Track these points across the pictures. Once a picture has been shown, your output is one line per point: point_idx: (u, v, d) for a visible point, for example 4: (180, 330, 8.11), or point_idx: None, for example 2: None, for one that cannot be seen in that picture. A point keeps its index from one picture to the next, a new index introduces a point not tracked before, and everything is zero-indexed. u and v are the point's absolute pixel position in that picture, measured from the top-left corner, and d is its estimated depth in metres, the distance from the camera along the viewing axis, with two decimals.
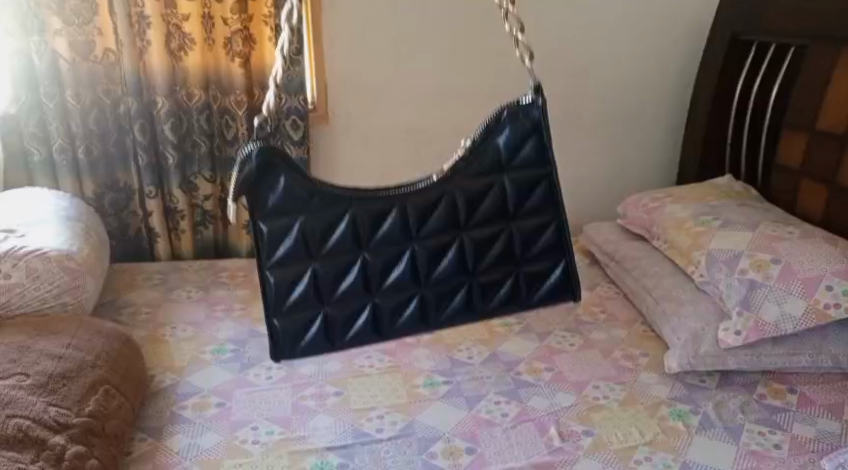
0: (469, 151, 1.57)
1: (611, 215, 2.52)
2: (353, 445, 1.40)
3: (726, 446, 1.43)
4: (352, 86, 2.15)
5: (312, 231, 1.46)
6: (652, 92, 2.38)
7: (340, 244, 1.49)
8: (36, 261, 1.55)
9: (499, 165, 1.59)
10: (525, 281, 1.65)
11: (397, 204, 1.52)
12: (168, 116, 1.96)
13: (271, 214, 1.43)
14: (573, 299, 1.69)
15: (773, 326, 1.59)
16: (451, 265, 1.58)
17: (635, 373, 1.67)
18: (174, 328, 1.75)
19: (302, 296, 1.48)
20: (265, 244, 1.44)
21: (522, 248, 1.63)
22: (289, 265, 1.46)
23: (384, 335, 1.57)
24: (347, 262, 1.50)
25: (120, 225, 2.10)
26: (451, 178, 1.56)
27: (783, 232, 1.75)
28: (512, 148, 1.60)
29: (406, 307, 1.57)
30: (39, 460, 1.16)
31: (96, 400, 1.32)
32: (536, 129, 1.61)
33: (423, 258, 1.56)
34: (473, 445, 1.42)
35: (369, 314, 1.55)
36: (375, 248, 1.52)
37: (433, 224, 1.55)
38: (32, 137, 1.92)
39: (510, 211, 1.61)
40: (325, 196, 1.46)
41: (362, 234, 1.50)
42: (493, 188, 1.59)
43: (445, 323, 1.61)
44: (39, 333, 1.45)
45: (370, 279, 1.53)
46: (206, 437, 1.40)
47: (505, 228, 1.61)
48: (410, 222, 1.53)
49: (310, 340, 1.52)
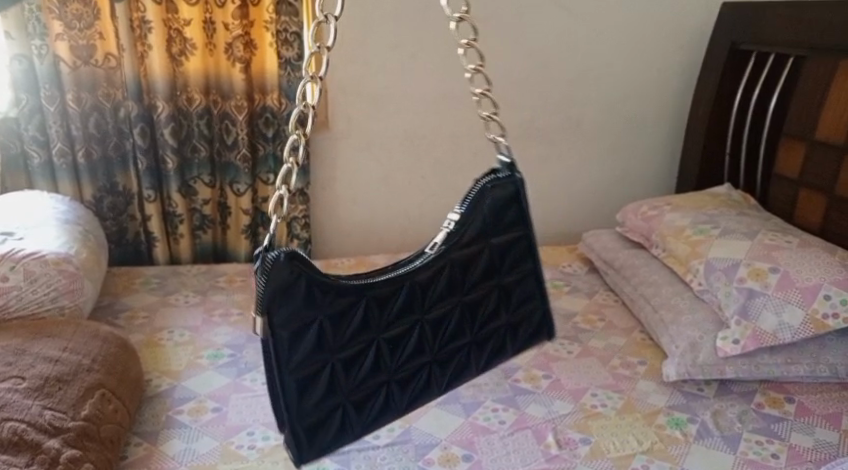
0: (458, 224, 1.30)
1: (609, 222, 2.52)
2: (350, 451, 1.40)
3: (723, 455, 1.43)
4: (353, 92, 2.16)
5: (328, 326, 1.16)
6: (651, 100, 2.38)
7: (353, 335, 1.19)
8: (34, 264, 1.55)
9: (483, 233, 1.32)
10: (509, 333, 1.37)
11: (406, 284, 1.22)
12: (168, 121, 1.96)
13: (286, 318, 1.12)
14: (549, 338, 1.44)
15: (771, 335, 1.60)
16: (458, 331, 1.29)
17: (633, 381, 1.67)
18: (171, 332, 1.75)
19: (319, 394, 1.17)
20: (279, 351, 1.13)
21: (507, 302, 1.36)
22: (303, 367, 1.15)
23: (398, 412, 1.26)
24: (363, 350, 1.20)
25: (118, 229, 2.10)
26: (450, 248, 1.28)
27: (782, 241, 1.75)
28: (493, 216, 1.33)
29: (414, 382, 1.27)
30: (34, 464, 1.16)
31: (92, 403, 1.32)
32: (515, 198, 1.35)
33: (429, 332, 1.26)
34: (470, 452, 1.42)
35: (381, 399, 1.24)
36: (386, 329, 1.22)
37: (437, 291, 1.26)
38: (32, 140, 1.92)
39: (497, 269, 1.34)
40: (339, 288, 1.16)
41: (373, 318, 1.20)
42: (483, 253, 1.31)
43: (448, 388, 1.31)
44: (37, 336, 1.45)
45: (384, 358, 1.22)
46: (203, 441, 1.40)
47: (494, 287, 1.34)
48: (418, 298, 1.24)
49: (329, 442, 1.20)
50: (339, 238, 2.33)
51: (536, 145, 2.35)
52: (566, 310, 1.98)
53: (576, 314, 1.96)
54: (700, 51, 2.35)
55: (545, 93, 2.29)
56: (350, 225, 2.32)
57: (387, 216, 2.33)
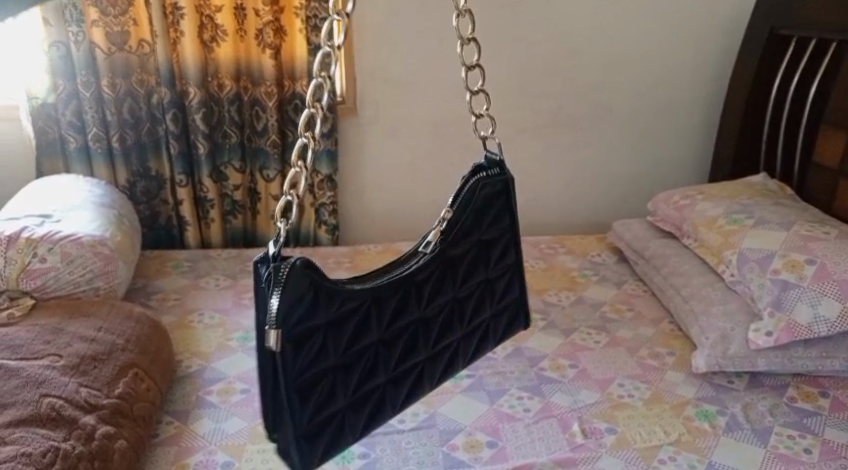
0: (448, 223, 1.19)
1: (641, 211, 2.49)
2: (375, 435, 1.42)
3: (753, 448, 1.41)
4: (381, 79, 2.17)
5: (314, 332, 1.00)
6: (686, 85, 2.34)
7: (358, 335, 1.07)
8: (71, 246, 1.59)
9: (470, 229, 1.22)
10: (488, 329, 1.29)
11: (403, 287, 1.12)
12: (199, 106, 1.98)
13: (291, 329, 0.97)
14: (524, 325, 1.35)
15: (806, 328, 1.56)
16: (443, 331, 1.19)
17: (661, 372, 1.65)
18: (202, 315, 1.79)
19: (330, 409, 1.04)
20: (288, 367, 0.97)
21: (493, 293, 1.28)
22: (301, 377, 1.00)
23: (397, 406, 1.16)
24: (363, 357, 1.08)
25: (152, 214, 2.14)
26: (445, 246, 1.18)
27: (820, 232, 1.71)
28: (481, 208, 1.23)
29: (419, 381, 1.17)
30: (71, 438, 1.19)
31: (125, 382, 1.36)
32: (504, 189, 1.26)
33: (428, 335, 1.17)
34: (495, 439, 1.42)
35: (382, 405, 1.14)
36: (385, 333, 1.10)
37: (431, 294, 1.16)
38: (69, 126, 1.97)
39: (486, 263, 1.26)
40: (343, 291, 1.03)
41: (372, 323, 1.08)
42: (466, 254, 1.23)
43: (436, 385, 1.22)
44: (73, 316, 1.49)
45: (383, 367, 1.11)
46: (231, 421, 1.43)
47: (481, 286, 1.26)
48: (414, 300, 1.14)
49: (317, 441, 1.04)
50: (364, 221, 2.34)
51: (566, 132, 2.33)
52: (594, 299, 1.96)
53: (603, 303, 1.94)
54: (738, 37, 2.30)
55: (576, 80, 2.27)
56: (374, 211, 2.33)
57: (410, 206, 2.34)
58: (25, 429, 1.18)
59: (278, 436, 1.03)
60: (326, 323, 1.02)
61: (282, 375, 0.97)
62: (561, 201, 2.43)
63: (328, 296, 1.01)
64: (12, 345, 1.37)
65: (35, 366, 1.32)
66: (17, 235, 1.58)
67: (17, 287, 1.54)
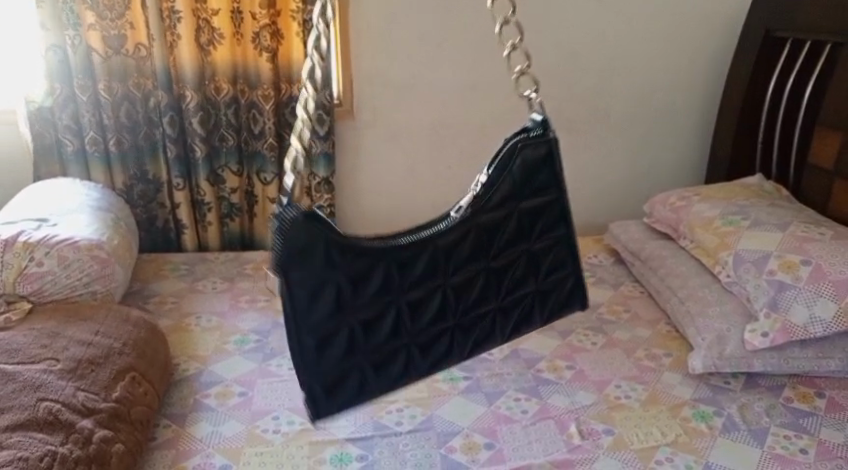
0: (484, 187, 1.37)
1: (638, 213, 2.50)
2: (372, 437, 1.42)
3: (749, 448, 1.42)
4: (378, 82, 2.17)
5: (331, 287, 1.22)
6: (682, 87, 2.35)
7: (376, 292, 1.28)
8: (68, 249, 1.59)
9: (513, 196, 1.39)
10: (538, 299, 1.46)
11: (424, 249, 1.32)
12: (196, 110, 1.98)
13: (303, 276, 1.19)
14: (582, 307, 1.52)
15: (802, 329, 1.57)
16: (476, 299, 1.39)
17: (658, 373, 1.66)
18: (199, 318, 1.78)
19: (341, 355, 1.27)
20: (296, 309, 1.21)
21: (539, 265, 1.45)
22: (321, 327, 1.23)
23: (413, 373, 1.35)
24: (385, 311, 1.30)
25: (149, 217, 2.14)
26: (476, 211, 1.36)
27: (815, 233, 1.71)
28: (525, 176, 1.39)
29: (440, 342, 1.37)
30: (68, 442, 1.19)
31: (123, 386, 1.36)
32: (546, 155, 1.41)
33: (452, 297, 1.36)
34: (492, 441, 1.43)
35: (402, 361, 1.34)
36: (406, 293, 1.32)
37: (460, 258, 1.35)
38: (66, 129, 1.97)
39: (526, 233, 1.42)
40: (356, 249, 1.24)
41: (393, 281, 1.30)
42: (508, 220, 1.39)
43: (471, 353, 1.41)
44: (70, 320, 1.49)
45: (402, 323, 1.32)
46: (229, 424, 1.43)
47: (520, 254, 1.42)
48: (437, 261, 1.33)
49: (333, 392, 1.28)
50: (362, 224, 2.34)
51: (562, 134, 2.33)
52: (591, 300, 1.97)
53: (600, 305, 1.95)
54: (734, 39, 2.31)
55: (572, 82, 2.27)
56: (372, 213, 2.33)
57: (408, 208, 2.34)
58: (22, 434, 1.18)
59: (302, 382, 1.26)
60: (335, 276, 1.22)
61: (297, 322, 1.21)
62: None
63: (340, 252, 1.22)
64: (9, 350, 1.37)
65: (32, 370, 1.32)
66: (14, 239, 1.58)
67: (13, 291, 1.53)
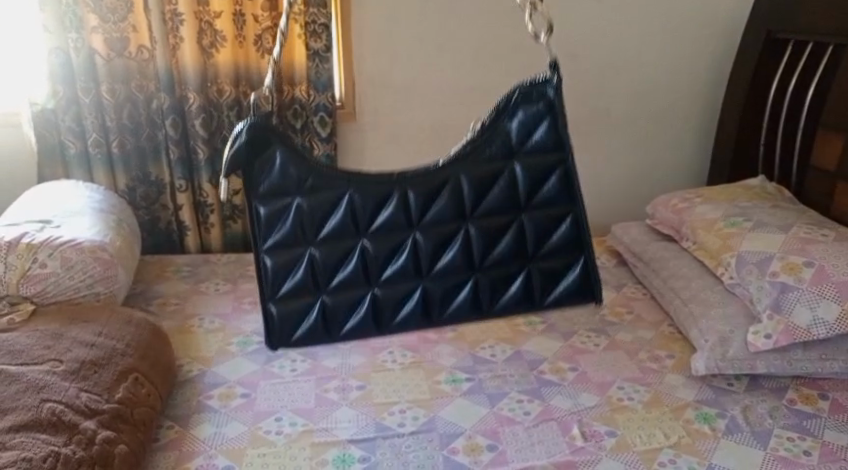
0: (480, 132, 1.71)
1: (640, 215, 2.50)
2: (375, 438, 1.43)
3: (752, 450, 1.42)
4: (380, 84, 2.17)
5: (309, 215, 1.64)
6: (684, 89, 2.35)
7: (338, 232, 1.66)
8: (71, 251, 1.59)
9: (509, 151, 1.72)
10: (538, 276, 1.79)
11: (398, 189, 1.68)
12: (199, 112, 1.99)
13: (267, 197, 1.62)
14: (595, 301, 1.83)
15: (805, 330, 1.56)
16: (453, 262, 1.73)
17: (661, 375, 1.65)
18: (202, 319, 1.79)
19: (299, 283, 1.66)
20: (264, 224, 1.63)
21: (537, 242, 1.76)
22: (284, 250, 1.64)
23: (383, 330, 1.74)
24: (346, 249, 1.67)
25: (151, 219, 2.14)
26: (457, 165, 1.71)
27: (818, 235, 1.71)
28: (524, 133, 1.72)
29: (405, 302, 1.73)
30: (71, 443, 1.20)
31: (125, 387, 1.36)
32: (549, 108, 1.72)
33: (423, 248, 1.70)
34: (495, 442, 1.43)
35: (368, 303, 1.71)
36: (380, 242, 1.69)
37: (437, 209, 1.70)
38: (69, 131, 1.98)
39: (520, 201, 1.74)
40: (320, 177, 1.64)
41: (359, 222, 1.67)
42: (502, 173, 1.72)
43: (445, 320, 1.77)
44: (73, 321, 1.49)
45: (368, 266, 1.69)
46: (232, 425, 1.43)
47: (516, 218, 1.75)
48: (411, 210, 1.69)
49: (296, 327, 1.68)
50: None
51: None
52: None
53: (603, 306, 1.94)
54: (736, 41, 2.31)
55: (574, 84, 2.28)
56: None
57: None
58: (26, 434, 1.19)
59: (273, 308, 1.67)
60: (301, 197, 1.63)
61: (258, 245, 1.64)
62: None
63: (303, 178, 1.62)
64: (12, 351, 1.38)
65: (35, 371, 1.32)
66: (17, 241, 1.58)
67: (16, 293, 1.54)
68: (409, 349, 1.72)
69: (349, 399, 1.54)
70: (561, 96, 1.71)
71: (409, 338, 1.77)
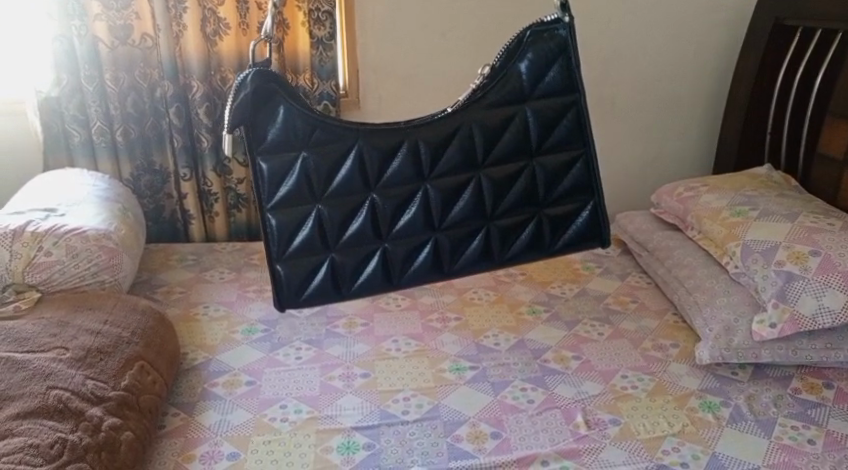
0: (488, 78, 1.52)
1: (646, 204, 2.48)
2: (379, 426, 1.44)
3: (756, 438, 1.42)
4: (384, 73, 2.17)
5: (315, 168, 1.44)
6: (689, 77, 2.34)
7: (347, 184, 1.47)
8: (75, 239, 1.60)
9: (520, 96, 1.53)
10: (549, 225, 1.60)
11: (408, 140, 1.48)
12: (203, 100, 1.99)
13: (271, 150, 1.42)
14: (600, 244, 1.64)
15: (810, 319, 1.56)
16: (471, 212, 1.54)
17: (664, 363, 1.65)
18: (207, 308, 1.79)
19: (308, 239, 1.47)
20: (269, 181, 1.43)
21: (547, 185, 1.57)
22: (292, 207, 1.45)
23: (396, 283, 1.55)
24: (353, 199, 1.48)
25: (156, 208, 2.15)
26: (468, 109, 1.51)
27: (823, 224, 1.70)
28: (535, 77, 1.53)
29: (419, 253, 1.54)
30: (78, 430, 1.21)
31: (131, 375, 1.36)
32: (561, 49, 1.53)
33: (435, 201, 1.52)
34: (498, 430, 1.44)
35: (379, 260, 1.52)
36: (386, 191, 1.49)
37: (447, 161, 1.51)
38: (73, 119, 1.98)
39: (534, 148, 1.55)
40: (328, 130, 1.44)
41: (370, 174, 1.48)
42: (514, 119, 1.53)
43: (461, 269, 1.58)
44: (78, 309, 1.49)
45: (379, 222, 1.50)
46: (236, 413, 1.44)
47: (528, 165, 1.56)
48: (422, 160, 1.50)
49: (302, 291, 1.50)
50: None
51: None
52: (597, 291, 1.96)
53: (607, 296, 1.94)
54: (742, 29, 2.30)
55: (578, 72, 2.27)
56: None
57: None
58: (33, 421, 1.20)
59: (280, 267, 1.48)
60: (309, 150, 1.44)
61: (263, 202, 1.45)
62: None
63: (310, 129, 1.43)
64: (19, 339, 1.38)
65: (42, 359, 1.33)
66: (22, 229, 1.59)
67: (22, 281, 1.54)
68: (413, 338, 1.72)
69: (353, 386, 1.54)
70: (574, 35, 1.52)
71: (412, 328, 1.77)
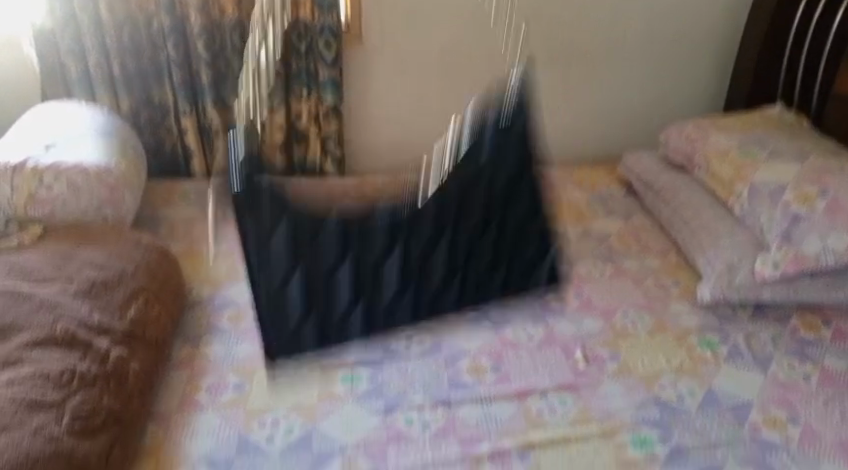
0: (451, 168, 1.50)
1: (651, 142, 2.46)
2: (382, 361, 1.49)
3: (751, 375, 1.45)
4: (387, 5, 2.13)
5: (316, 271, 1.32)
6: (701, 12, 2.28)
7: (338, 281, 1.36)
8: (75, 174, 1.59)
9: (488, 192, 1.46)
10: (517, 274, 1.55)
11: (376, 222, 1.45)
12: (202, 34, 1.96)
13: (264, 226, 1.25)
14: (548, 282, 1.63)
15: (814, 258, 1.54)
16: (451, 255, 1.47)
17: (666, 302, 1.67)
18: (209, 243, 1.81)
19: (304, 307, 1.32)
20: (259, 254, 1.25)
21: (517, 243, 1.50)
22: (279, 302, 1.29)
23: (374, 327, 1.48)
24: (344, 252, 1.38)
25: (156, 142, 2.14)
26: (439, 196, 1.48)
27: (833, 165, 1.68)
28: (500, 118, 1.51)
29: (397, 307, 1.49)
30: (86, 360, 1.25)
31: (137, 307, 1.39)
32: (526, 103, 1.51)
33: (413, 252, 1.45)
34: (498, 365, 1.48)
35: (362, 313, 1.44)
36: (374, 253, 1.42)
37: (425, 210, 1.47)
38: (68, 52, 1.97)
39: (501, 220, 1.48)
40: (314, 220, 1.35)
41: (354, 248, 1.41)
42: (472, 210, 1.47)
43: (433, 311, 1.54)
44: (82, 242, 1.52)
45: (365, 276, 1.41)
46: (242, 346, 1.48)
47: (493, 227, 1.48)
48: (381, 228, 1.45)
49: (293, 347, 1.36)
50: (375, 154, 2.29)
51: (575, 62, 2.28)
52: (601, 231, 1.94)
53: (610, 235, 1.93)
54: None
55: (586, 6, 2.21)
56: (383, 142, 2.26)
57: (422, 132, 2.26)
58: (42, 352, 1.24)
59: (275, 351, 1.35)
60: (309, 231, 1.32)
61: (258, 303, 1.30)
62: (569, 136, 2.39)
63: (311, 233, 1.32)
64: (25, 270, 1.42)
65: (47, 292, 1.36)
66: (22, 165, 1.58)
67: (24, 214, 1.59)
68: None
69: None
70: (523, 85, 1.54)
71: None
